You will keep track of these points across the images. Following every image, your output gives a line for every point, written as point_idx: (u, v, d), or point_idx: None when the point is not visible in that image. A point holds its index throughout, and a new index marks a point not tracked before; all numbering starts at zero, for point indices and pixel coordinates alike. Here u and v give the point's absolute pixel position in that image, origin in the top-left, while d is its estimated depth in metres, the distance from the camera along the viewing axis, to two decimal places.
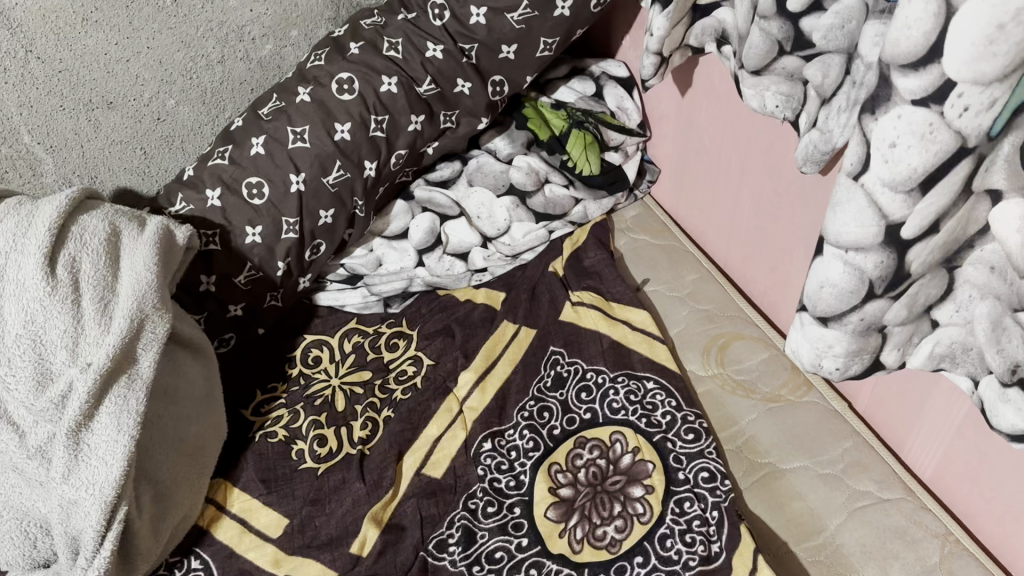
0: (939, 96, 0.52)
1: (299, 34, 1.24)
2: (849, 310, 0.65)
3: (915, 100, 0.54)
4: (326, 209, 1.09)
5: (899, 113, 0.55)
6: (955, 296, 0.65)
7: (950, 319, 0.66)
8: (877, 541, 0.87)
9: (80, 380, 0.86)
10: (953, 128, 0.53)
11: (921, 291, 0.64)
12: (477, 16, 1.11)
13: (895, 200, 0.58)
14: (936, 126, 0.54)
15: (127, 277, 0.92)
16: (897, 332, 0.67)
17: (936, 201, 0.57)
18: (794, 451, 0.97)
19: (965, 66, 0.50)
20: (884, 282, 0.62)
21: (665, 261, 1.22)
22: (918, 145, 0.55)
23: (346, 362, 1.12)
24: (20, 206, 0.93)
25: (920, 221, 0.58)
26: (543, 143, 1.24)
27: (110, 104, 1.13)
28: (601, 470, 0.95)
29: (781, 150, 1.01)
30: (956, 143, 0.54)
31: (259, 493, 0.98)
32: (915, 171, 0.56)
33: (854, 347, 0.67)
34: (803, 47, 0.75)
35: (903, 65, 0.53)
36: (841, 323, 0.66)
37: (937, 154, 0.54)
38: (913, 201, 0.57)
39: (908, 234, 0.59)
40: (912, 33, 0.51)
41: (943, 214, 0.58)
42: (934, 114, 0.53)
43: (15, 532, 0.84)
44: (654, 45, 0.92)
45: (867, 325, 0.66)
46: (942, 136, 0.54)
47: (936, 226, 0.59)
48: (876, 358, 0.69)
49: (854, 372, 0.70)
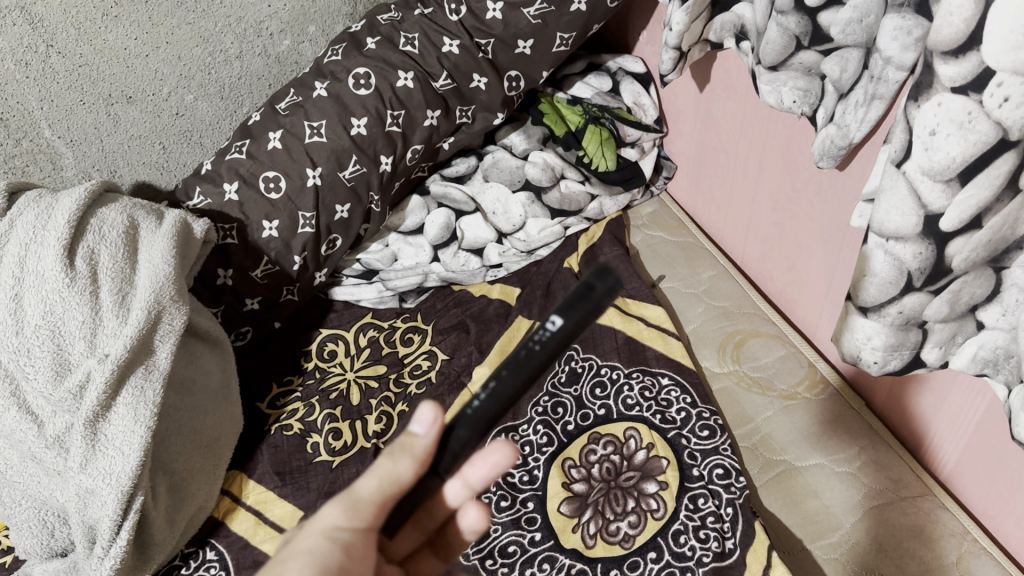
0: (978, 83, 0.50)
1: (317, 30, 1.26)
2: (888, 302, 0.64)
3: (954, 88, 0.51)
4: (341, 205, 1.09)
5: (940, 100, 0.53)
6: (1003, 298, 0.63)
7: (996, 323, 0.64)
8: (892, 540, 0.86)
9: (97, 371, 0.87)
10: (992, 118, 0.51)
11: (965, 288, 0.62)
12: (493, 11, 1.12)
13: (934, 189, 0.56)
14: (976, 114, 0.51)
15: (144, 268, 0.94)
16: (938, 330, 0.66)
17: (976, 193, 0.55)
18: (810, 448, 0.96)
19: (1005, 54, 0.48)
20: (923, 275, 0.61)
21: (680, 259, 1.21)
22: (957, 134, 0.52)
23: (361, 357, 1.13)
24: (41, 198, 0.95)
25: (960, 214, 0.56)
26: (559, 138, 1.24)
27: (130, 99, 1.14)
28: (615, 465, 0.95)
29: (798, 145, 1.00)
30: (996, 134, 0.51)
31: (274, 485, 0.98)
32: (954, 161, 0.53)
33: (892, 341, 0.66)
34: (820, 41, 0.74)
35: (943, 52, 0.51)
36: (880, 314, 0.65)
37: (976, 145, 0.52)
38: (952, 191, 0.55)
39: (947, 226, 0.57)
40: (953, 20, 0.49)
41: (987, 208, 0.56)
42: (973, 102, 0.51)
43: (33, 521, 0.86)
44: (674, 40, 0.91)
45: (906, 319, 0.65)
46: (980, 126, 0.51)
47: (979, 221, 0.56)
48: (916, 355, 0.68)
49: (893, 368, 0.69)
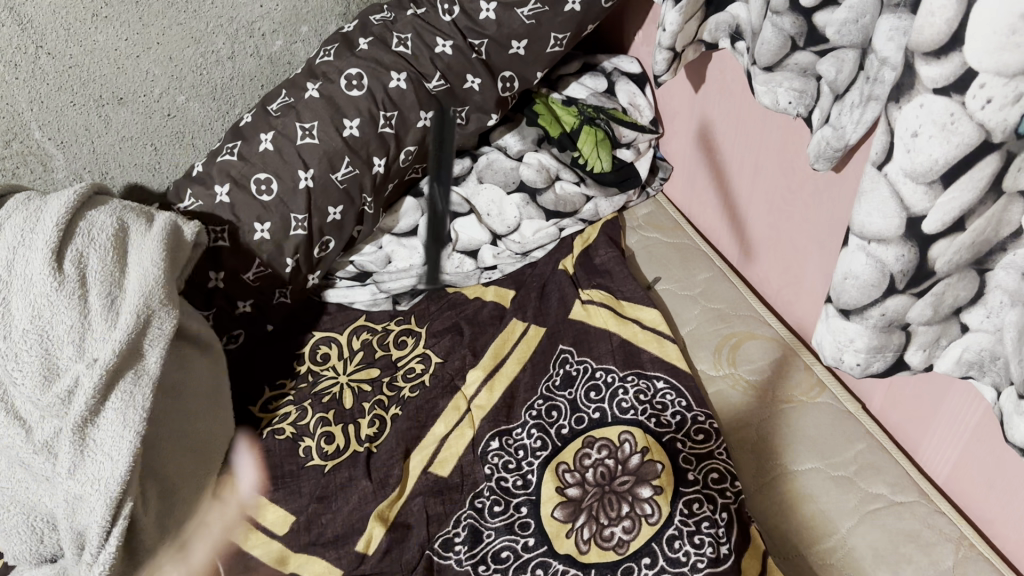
0: (960, 85, 0.49)
1: (310, 30, 1.25)
2: (870, 304, 0.63)
3: (936, 89, 0.50)
4: (334, 206, 1.09)
5: (922, 102, 0.52)
6: (987, 300, 0.62)
7: (980, 324, 0.63)
8: (889, 546, 0.86)
9: (86, 376, 0.86)
10: (975, 120, 0.50)
11: (949, 291, 0.61)
12: (487, 11, 1.10)
13: (917, 190, 0.55)
14: (958, 116, 0.50)
15: (134, 273, 0.92)
16: (922, 331, 0.64)
17: (959, 196, 0.54)
18: (807, 452, 0.95)
19: (987, 54, 0.47)
20: (905, 277, 0.60)
21: (677, 260, 1.21)
22: (939, 136, 0.52)
23: (355, 359, 1.12)
24: (29, 201, 0.93)
25: (942, 216, 0.55)
26: (554, 139, 1.23)
27: (121, 100, 1.13)
28: (609, 469, 0.94)
29: (794, 146, 0.99)
30: (978, 136, 0.51)
31: (266, 490, 0.98)
32: (936, 163, 0.53)
33: (875, 343, 0.65)
34: (816, 42, 0.73)
35: (925, 53, 0.50)
36: (862, 316, 0.64)
37: (959, 146, 0.51)
38: (934, 193, 0.54)
39: (930, 228, 0.56)
40: (935, 20, 0.48)
41: (971, 211, 0.55)
42: (955, 104, 0.50)
43: (22, 527, 0.85)
44: (667, 40, 0.90)
45: (888, 321, 0.64)
46: (963, 127, 0.51)
47: (962, 224, 0.56)
48: (899, 357, 0.67)
49: (877, 369, 0.68)
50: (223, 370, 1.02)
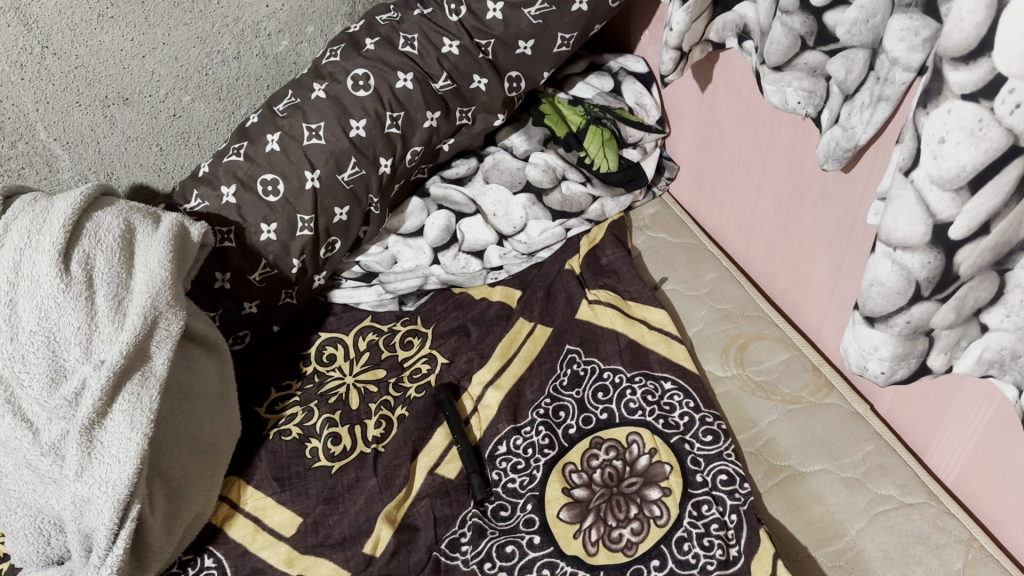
0: (989, 90, 0.49)
1: (316, 30, 1.25)
2: (895, 312, 0.62)
3: (964, 94, 0.50)
4: (340, 207, 1.08)
5: (949, 107, 0.51)
6: (1006, 300, 0.62)
7: (1000, 323, 0.63)
8: (899, 547, 0.85)
9: (93, 377, 0.86)
10: (1004, 125, 0.50)
11: (970, 294, 0.61)
12: (494, 11, 1.11)
13: (944, 198, 0.54)
14: (986, 122, 0.50)
15: (140, 276, 0.92)
16: (944, 335, 0.64)
17: (986, 201, 0.53)
18: (815, 454, 0.95)
19: (1017, 59, 0.47)
20: (931, 284, 0.59)
21: (683, 261, 1.20)
22: (967, 141, 0.51)
23: (360, 360, 1.12)
24: (35, 201, 0.93)
25: (969, 221, 0.55)
26: (560, 139, 1.23)
27: (126, 100, 1.13)
28: (617, 471, 0.94)
29: (802, 146, 0.98)
30: (1006, 141, 0.50)
31: (272, 492, 0.97)
32: (964, 169, 0.52)
33: (900, 351, 0.65)
34: (826, 42, 0.73)
35: (954, 58, 0.50)
36: (888, 324, 0.63)
37: (986, 152, 0.51)
38: (961, 200, 0.54)
39: (956, 234, 0.55)
40: (963, 25, 0.49)
41: (995, 214, 0.54)
42: (983, 110, 0.50)
43: (29, 529, 0.85)
44: (674, 40, 0.89)
45: (914, 328, 0.63)
46: (991, 133, 0.50)
47: (987, 228, 0.55)
48: (922, 362, 0.67)
49: (901, 377, 0.68)
50: (229, 371, 1.02)
